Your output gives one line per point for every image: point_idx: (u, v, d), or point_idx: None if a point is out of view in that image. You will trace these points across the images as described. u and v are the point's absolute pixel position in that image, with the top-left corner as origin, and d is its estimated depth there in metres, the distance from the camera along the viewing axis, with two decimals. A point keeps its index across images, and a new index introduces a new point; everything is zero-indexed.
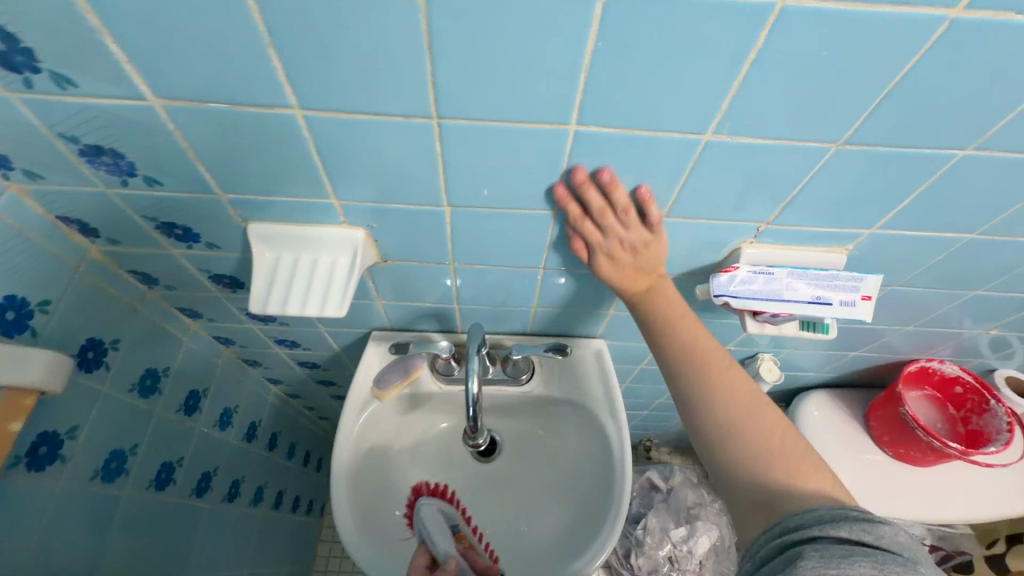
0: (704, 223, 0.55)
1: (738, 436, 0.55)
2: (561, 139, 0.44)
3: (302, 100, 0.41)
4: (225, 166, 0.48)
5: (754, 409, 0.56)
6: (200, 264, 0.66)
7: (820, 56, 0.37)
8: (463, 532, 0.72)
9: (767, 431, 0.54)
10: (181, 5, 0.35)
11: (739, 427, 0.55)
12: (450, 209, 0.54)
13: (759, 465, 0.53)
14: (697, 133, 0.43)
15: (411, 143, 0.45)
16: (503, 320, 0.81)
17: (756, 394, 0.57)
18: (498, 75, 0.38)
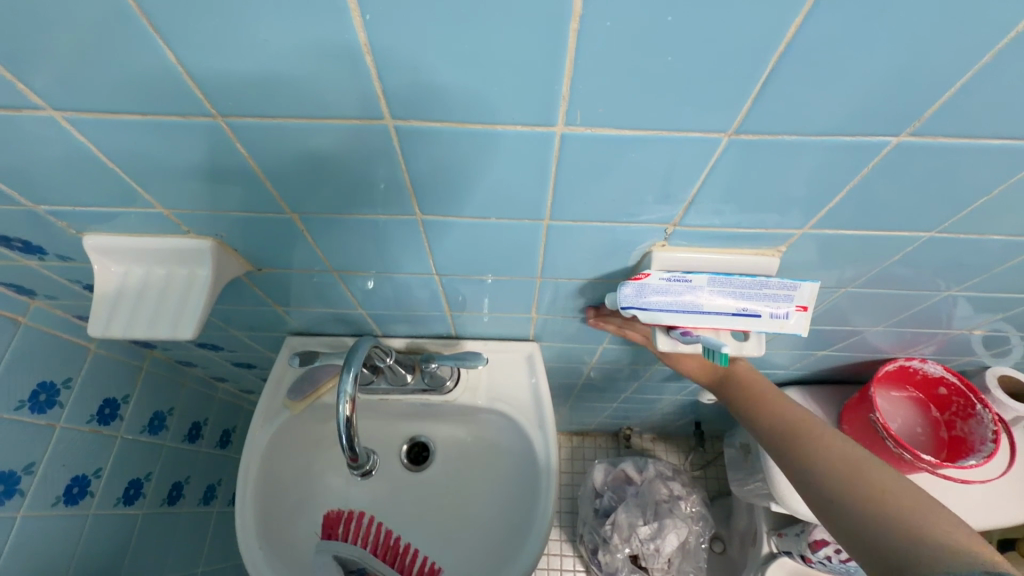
0: (598, 225, 0.47)
1: (840, 491, 0.50)
2: (381, 135, 0.37)
3: (51, 100, 0.34)
4: (18, 174, 0.42)
5: (847, 464, 0.52)
6: (67, 276, 0.60)
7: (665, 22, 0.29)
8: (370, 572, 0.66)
9: (889, 497, 0.47)
10: None
11: (850, 492, 0.50)
12: (298, 216, 0.47)
13: (883, 530, 0.46)
14: (546, 125, 0.35)
15: (211, 145, 0.38)
16: (421, 323, 0.74)
17: (854, 462, 0.52)
18: (266, 60, 0.31)
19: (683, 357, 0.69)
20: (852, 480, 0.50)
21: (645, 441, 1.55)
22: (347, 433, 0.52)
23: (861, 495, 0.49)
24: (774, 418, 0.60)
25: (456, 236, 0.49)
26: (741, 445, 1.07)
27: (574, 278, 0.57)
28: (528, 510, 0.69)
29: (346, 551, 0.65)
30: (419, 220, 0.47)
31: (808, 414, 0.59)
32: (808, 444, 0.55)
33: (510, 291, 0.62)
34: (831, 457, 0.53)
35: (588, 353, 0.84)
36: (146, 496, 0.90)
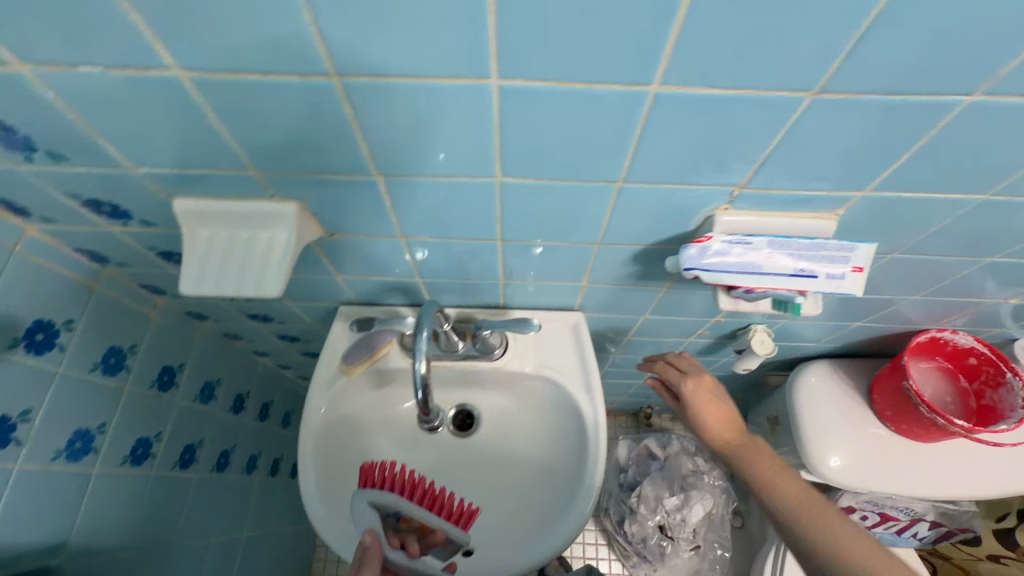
0: (667, 188, 0.49)
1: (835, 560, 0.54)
2: (483, 97, 0.38)
3: (179, 60, 0.36)
4: (126, 136, 0.44)
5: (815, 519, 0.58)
6: (145, 242, 0.63)
7: None
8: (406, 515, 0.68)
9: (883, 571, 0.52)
10: None
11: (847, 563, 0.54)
12: (382, 178, 0.49)
13: None
14: (642, 86, 0.37)
15: (318, 106, 0.40)
16: (472, 292, 0.77)
17: (842, 537, 0.56)
18: (394, 17, 0.33)
19: (704, 406, 0.73)
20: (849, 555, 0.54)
21: (666, 420, 1.58)
22: (422, 389, 0.55)
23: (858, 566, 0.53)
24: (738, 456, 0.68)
25: (529, 200, 0.52)
26: (769, 418, 1.10)
27: (633, 245, 0.59)
28: (578, 471, 0.72)
29: (380, 498, 0.66)
30: (497, 184, 0.49)
31: (802, 489, 0.62)
32: (805, 518, 0.59)
33: (566, 259, 0.65)
34: (799, 502, 0.60)
35: (628, 325, 0.86)
36: (198, 461, 0.95)
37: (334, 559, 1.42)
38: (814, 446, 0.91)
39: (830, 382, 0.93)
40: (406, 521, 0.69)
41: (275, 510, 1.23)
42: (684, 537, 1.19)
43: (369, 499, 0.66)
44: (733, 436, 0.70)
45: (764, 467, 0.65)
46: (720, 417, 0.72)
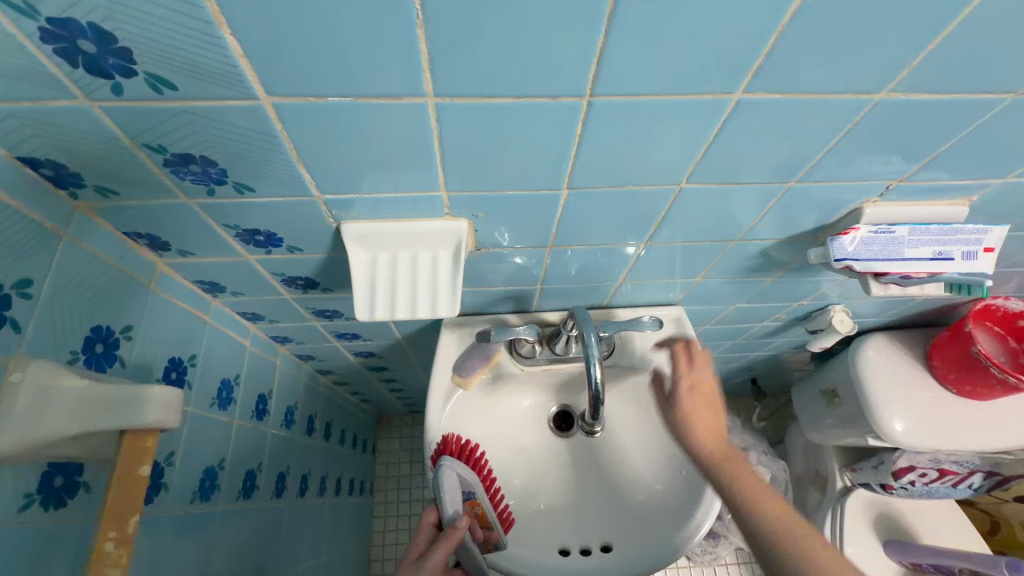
0: (831, 185, 0.52)
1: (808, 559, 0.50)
2: (718, 110, 0.40)
3: (440, 87, 0.36)
4: (332, 164, 0.43)
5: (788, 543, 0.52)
6: (273, 269, 0.60)
7: None
8: (476, 500, 0.71)
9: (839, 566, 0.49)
10: None
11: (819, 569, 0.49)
12: (568, 191, 0.49)
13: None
14: (871, 93, 0.40)
15: (552, 128, 0.40)
16: (582, 294, 0.78)
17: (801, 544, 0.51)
18: (681, 39, 0.34)
19: (697, 411, 0.64)
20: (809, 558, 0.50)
21: None
22: (595, 398, 0.56)
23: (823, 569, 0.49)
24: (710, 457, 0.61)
25: (694, 203, 0.53)
26: (824, 391, 1.17)
27: (767, 240, 0.62)
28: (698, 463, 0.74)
29: (467, 473, 0.71)
30: (675, 190, 0.51)
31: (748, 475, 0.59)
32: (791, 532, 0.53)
33: (690, 256, 0.68)
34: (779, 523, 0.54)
35: (713, 314, 0.90)
36: (287, 488, 0.93)
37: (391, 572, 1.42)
38: (882, 413, 0.97)
39: (889, 353, 1.00)
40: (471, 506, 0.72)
41: (341, 529, 1.22)
42: None
43: (459, 470, 0.70)
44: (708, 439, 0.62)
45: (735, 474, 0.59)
46: (706, 417, 0.64)
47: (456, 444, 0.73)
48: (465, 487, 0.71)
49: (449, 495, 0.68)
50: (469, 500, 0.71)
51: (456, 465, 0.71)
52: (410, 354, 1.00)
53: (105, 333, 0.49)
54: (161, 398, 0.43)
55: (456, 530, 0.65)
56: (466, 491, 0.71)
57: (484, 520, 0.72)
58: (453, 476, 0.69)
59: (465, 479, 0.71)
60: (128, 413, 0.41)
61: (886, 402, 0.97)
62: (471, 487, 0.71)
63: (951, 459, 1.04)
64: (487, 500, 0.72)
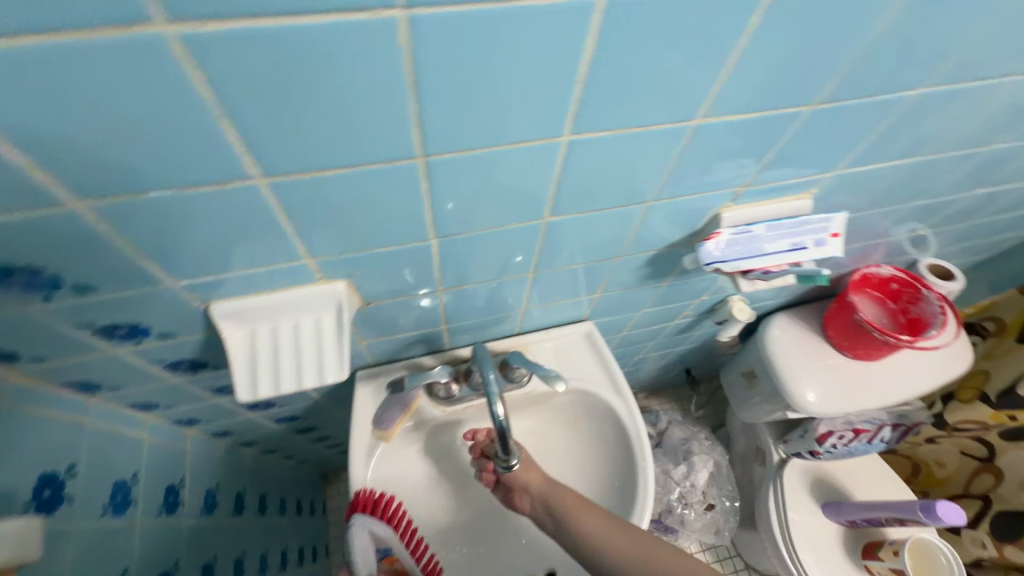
0: (686, 198, 0.56)
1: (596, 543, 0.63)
2: (554, 151, 0.42)
3: (265, 168, 0.35)
4: (178, 251, 0.41)
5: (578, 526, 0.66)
6: (151, 357, 0.57)
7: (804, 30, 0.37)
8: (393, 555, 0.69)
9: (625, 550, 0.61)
10: (104, 95, 0.28)
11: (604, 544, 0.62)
12: (438, 240, 0.50)
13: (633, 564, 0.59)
14: (689, 120, 0.43)
15: (398, 188, 0.41)
16: (492, 324, 0.79)
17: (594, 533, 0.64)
18: (497, 99, 0.35)
19: (569, 504, 0.68)
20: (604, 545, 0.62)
21: (642, 399, 1.67)
22: (501, 432, 0.57)
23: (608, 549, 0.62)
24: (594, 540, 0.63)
25: (566, 231, 0.55)
26: (745, 372, 1.24)
27: (648, 251, 0.65)
28: (626, 475, 0.77)
29: (383, 530, 0.68)
30: (543, 224, 0.53)
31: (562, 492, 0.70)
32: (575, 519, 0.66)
33: (583, 275, 0.70)
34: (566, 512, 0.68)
35: (624, 321, 0.94)
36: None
37: None
38: (793, 387, 1.04)
39: (790, 330, 1.09)
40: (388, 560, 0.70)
41: None
42: (697, 500, 1.28)
43: (374, 529, 0.67)
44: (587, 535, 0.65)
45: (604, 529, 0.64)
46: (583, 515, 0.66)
47: (369, 500, 0.69)
48: (382, 545, 0.68)
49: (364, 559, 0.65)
50: (386, 556, 0.69)
51: (370, 522, 0.67)
52: (335, 409, 0.96)
53: None
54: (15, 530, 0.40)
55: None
56: (384, 547, 0.69)
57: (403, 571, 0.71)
58: (366, 538, 0.65)
59: (381, 536, 0.68)
60: None
61: (795, 376, 1.05)
62: (388, 544, 0.69)
63: (861, 418, 1.13)
64: (406, 553, 0.71)
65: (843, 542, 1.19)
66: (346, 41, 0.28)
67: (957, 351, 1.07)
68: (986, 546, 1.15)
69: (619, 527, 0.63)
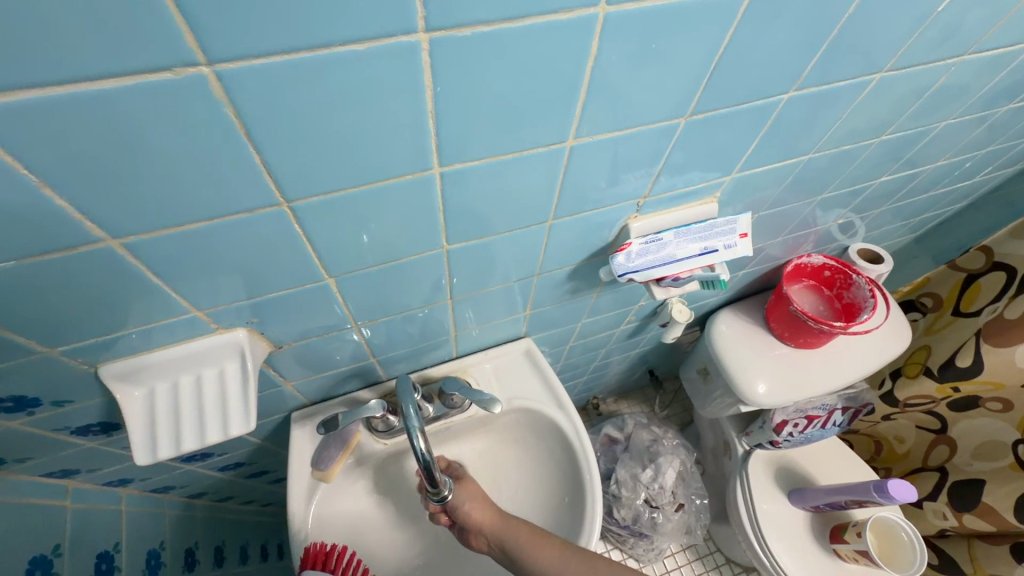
0: (587, 214, 0.56)
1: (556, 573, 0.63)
2: (428, 184, 0.42)
3: (111, 229, 0.34)
4: (45, 319, 0.40)
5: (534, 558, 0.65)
6: (52, 426, 0.54)
7: (650, 49, 0.38)
8: None
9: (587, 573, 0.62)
10: None
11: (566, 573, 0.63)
12: (335, 279, 0.49)
13: None
14: (561, 141, 0.43)
15: (270, 234, 0.40)
16: (428, 351, 0.78)
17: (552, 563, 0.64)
18: (345, 140, 0.34)
19: (524, 539, 0.67)
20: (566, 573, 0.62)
21: (611, 403, 1.68)
22: (426, 467, 0.56)
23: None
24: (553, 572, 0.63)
25: (472, 257, 0.55)
26: (701, 370, 1.26)
27: (567, 266, 0.66)
28: (574, 490, 0.76)
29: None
30: (444, 252, 0.53)
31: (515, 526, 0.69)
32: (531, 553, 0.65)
33: (508, 295, 0.70)
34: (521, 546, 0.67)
35: (568, 333, 0.94)
36: None
37: None
38: (741, 381, 1.06)
39: (736, 325, 1.11)
40: None
41: None
42: (667, 501, 1.27)
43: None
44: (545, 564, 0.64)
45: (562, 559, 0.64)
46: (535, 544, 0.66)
47: (319, 553, 0.68)
48: None
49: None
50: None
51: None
52: (283, 450, 0.94)
53: None
54: None
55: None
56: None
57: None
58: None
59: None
60: None
61: (743, 370, 1.06)
62: None
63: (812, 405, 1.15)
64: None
65: (811, 528, 1.20)
66: (155, 101, 0.28)
67: (894, 329, 1.11)
68: (946, 517, 1.18)
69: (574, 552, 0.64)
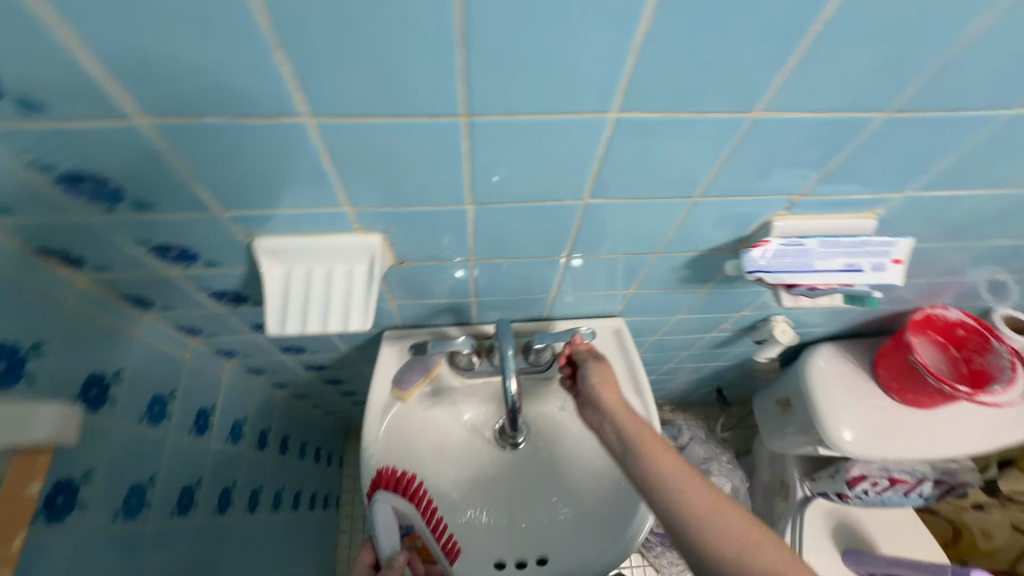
0: (734, 199, 0.53)
1: (691, 511, 0.52)
2: (599, 128, 0.41)
3: (314, 107, 0.36)
4: (229, 181, 0.44)
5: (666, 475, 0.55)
6: (197, 283, 0.61)
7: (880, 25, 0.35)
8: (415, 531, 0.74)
9: (728, 532, 0.50)
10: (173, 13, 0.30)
11: (702, 519, 0.52)
12: (474, 207, 0.50)
13: (738, 551, 0.49)
14: (745, 112, 0.41)
15: (439, 145, 0.41)
16: (521, 305, 0.79)
17: (689, 497, 0.53)
18: (544, 61, 0.35)
19: (657, 455, 0.58)
20: (700, 519, 0.52)
21: (667, 412, 1.63)
22: (511, 410, 0.57)
23: (707, 526, 0.51)
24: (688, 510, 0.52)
25: (605, 217, 0.55)
26: (780, 400, 1.18)
27: (689, 251, 0.63)
28: None
29: (405, 507, 0.73)
30: (580, 205, 0.52)
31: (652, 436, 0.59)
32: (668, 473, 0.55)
33: (618, 267, 0.69)
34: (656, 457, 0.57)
35: (657, 324, 0.91)
36: (234, 502, 0.92)
37: None
38: (829, 422, 0.98)
39: (837, 362, 1.03)
40: (411, 536, 0.75)
41: (301, 542, 1.22)
42: None
43: (396, 505, 0.72)
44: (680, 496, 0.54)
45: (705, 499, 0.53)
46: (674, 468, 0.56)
47: (391, 477, 0.73)
48: (405, 520, 0.74)
49: (385, 533, 0.70)
50: (408, 534, 0.74)
51: (390, 498, 0.72)
52: (362, 365, 1.00)
53: (7, 350, 0.49)
54: (53, 414, 0.43)
55: (393, 570, 0.68)
56: (406, 525, 0.74)
57: (425, 552, 0.76)
58: (388, 513, 0.71)
59: (404, 514, 0.73)
60: (19, 430, 0.41)
61: (833, 411, 0.99)
62: (409, 520, 0.74)
63: (900, 467, 1.07)
64: (427, 533, 0.75)
65: None
66: None
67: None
68: None
69: (723, 497, 0.53)
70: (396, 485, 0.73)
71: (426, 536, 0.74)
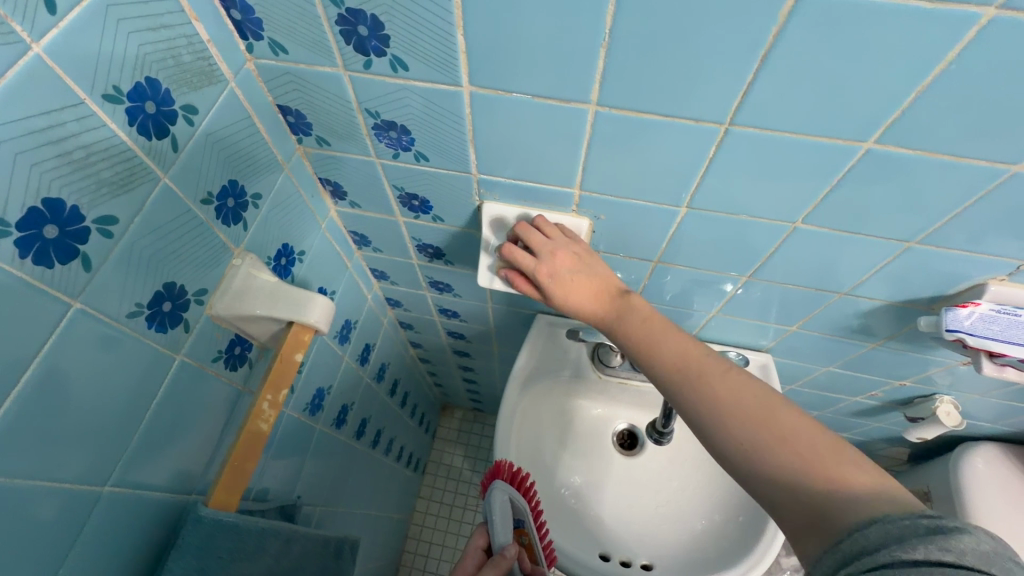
0: (955, 255, 0.54)
1: (751, 423, 0.44)
2: (849, 156, 0.45)
3: (603, 97, 0.44)
4: (496, 151, 0.53)
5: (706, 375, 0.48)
6: (414, 234, 0.71)
7: None
8: (525, 529, 0.68)
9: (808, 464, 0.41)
10: (541, 11, 0.39)
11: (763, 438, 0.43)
12: (687, 211, 0.56)
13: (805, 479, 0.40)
14: (1007, 163, 0.42)
15: (689, 146, 0.47)
16: (674, 319, 0.82)
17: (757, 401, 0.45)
18: (822, 86, 0.39)
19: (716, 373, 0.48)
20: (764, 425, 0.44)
21: None
22: None
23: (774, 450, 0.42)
24: (754, 443, 0.43)
25: (809, 246, 0.57)
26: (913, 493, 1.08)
27: (878, 299, 0.64)
28: (756, 515, 0.74)
29: (520, 501, 0.68)
30: (790, 228, 0.55)
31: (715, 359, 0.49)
32: (709, 384, 0.47)
33: (790, 300, 0.69)
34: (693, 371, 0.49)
35: (801, 372, 0.89)
36: (365, 434, 1.04)
37: (423, 553, 1.51)
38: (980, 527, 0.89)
39: (998, 467, 0.92)
40: (518, 533, 0.69)
41: (394, 492, 1.33)
42: None
43: (512, 496, 0.68)
44: (754, 440, 0.43)
45: (796, 454, 0.42)
46: (745, 391, 0.46)
47: (508, 470, 0.71)
48: (518, 515, 0.68)
49: (500, 521, 0.66)
50: (517, 528, 0.69)
51: (508, 491, 0.69)
52: (496, 345, 1.07)
53: (288, 251, 0.61)
54: (324, 304, 0.52)
55: (504, 558, 0.62)
56: (517, 519, 0.69)
57: (530, 553, 0.68)
58: (504, 503, 0.67)
59: (519, 508, 0.68)
60: (298, 308, 0.51)
61: (990, 516, 0.89)
62: (522, 517, 0.68)
63: None
64: (535, 532, 0.68)
65: None
66: (738, 8, 0.36)
67: None
68: None
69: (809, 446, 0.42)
70: (513, 481, 0.70)
71: (534, 534, 0.67)
